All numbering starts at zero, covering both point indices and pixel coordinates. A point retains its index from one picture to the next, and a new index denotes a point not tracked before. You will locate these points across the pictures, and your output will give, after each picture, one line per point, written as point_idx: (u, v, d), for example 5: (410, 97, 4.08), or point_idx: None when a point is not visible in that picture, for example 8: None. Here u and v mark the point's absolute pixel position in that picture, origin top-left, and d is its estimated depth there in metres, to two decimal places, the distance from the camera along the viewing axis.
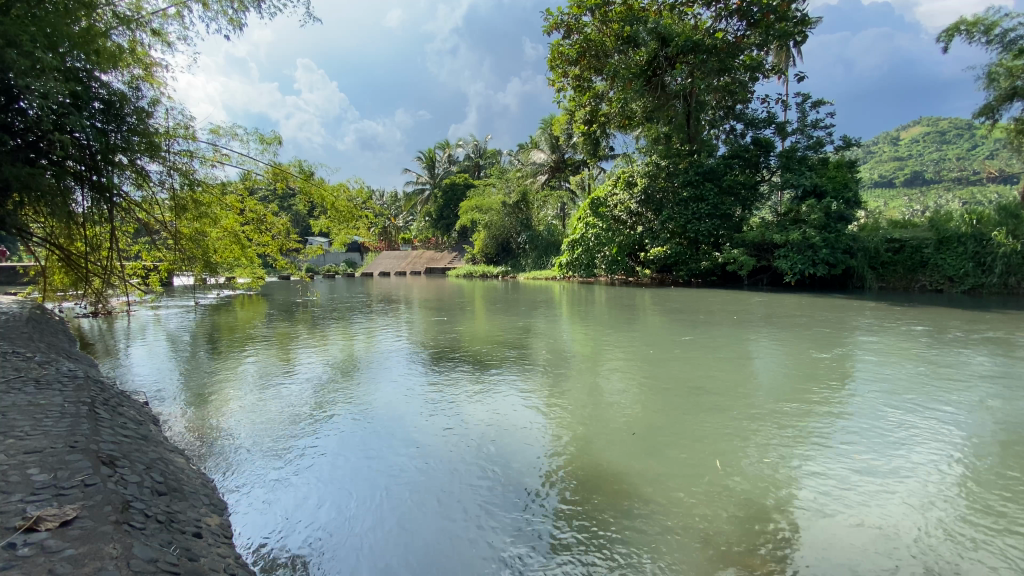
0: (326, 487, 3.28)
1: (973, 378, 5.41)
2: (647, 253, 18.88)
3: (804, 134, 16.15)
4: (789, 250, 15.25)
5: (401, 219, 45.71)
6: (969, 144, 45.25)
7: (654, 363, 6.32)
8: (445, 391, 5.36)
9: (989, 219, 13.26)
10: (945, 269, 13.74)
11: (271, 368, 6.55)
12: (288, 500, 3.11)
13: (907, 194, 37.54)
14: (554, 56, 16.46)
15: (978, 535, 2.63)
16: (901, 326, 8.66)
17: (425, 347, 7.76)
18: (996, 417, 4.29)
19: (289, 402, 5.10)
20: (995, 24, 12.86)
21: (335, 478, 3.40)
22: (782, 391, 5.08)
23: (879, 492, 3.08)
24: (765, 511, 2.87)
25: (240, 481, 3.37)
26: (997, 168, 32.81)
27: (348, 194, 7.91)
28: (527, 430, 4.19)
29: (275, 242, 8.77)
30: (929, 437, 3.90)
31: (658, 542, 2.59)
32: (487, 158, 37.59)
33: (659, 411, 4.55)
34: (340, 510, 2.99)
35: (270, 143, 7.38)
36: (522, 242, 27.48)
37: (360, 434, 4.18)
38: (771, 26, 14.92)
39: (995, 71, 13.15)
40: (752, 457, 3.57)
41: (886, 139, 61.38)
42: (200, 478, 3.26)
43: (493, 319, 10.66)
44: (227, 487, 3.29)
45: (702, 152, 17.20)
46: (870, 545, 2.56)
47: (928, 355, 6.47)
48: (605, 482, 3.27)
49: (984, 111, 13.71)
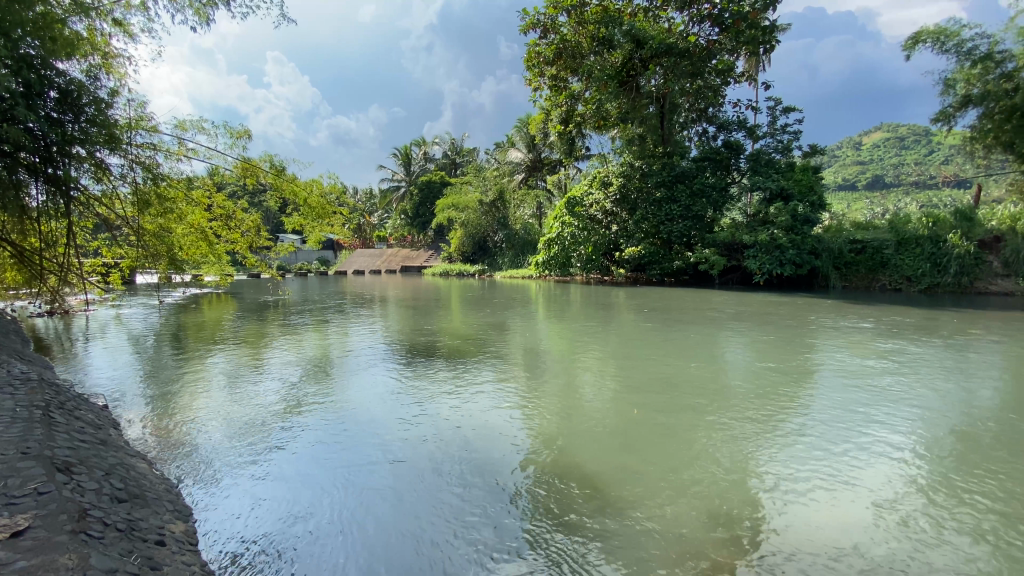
0: (305, 489, 3.20)
1: (929, 372, 5.71)
2: (621, 253, 19.13)
3: (773, 137, 16.66)
4: (757, 250, 15.65)
5: (375, 217, 45.18)
6: (927, 149, 47.53)
7: (630, 361, 6.38)
8: (420, 390, 5.31)
9: (945, 222, 13.90)
10: (905, 269, 14.34)
11: (240, 369, 6.33)
12: (263, 501, 3.06)
13: (870, 195, 39.03)
14: (531, 56, 16.45)
15: (934, 524, 2.75)
16: (863, 324, 9.00)
17: (399, 346, 7.69)
18: (949, 411, 4.48)
19: (260, 404, 4.94)
20: (956, 32, 13.39)
21: (312, 481, 3.31)
22: (752, 386, 5.25)
23: (855, 487, 3.16)
24: (738, 505, 2.94)
25: (209, 483, 3.28)
26: (953, 173, 34.72)
27: (321, 190, 7.80)
28: (502, 428, 4.18)
29: (244, 239, 8.47)
30: (888, 429, 4.07)
31: (628, 538, 2.61)
32: (464, 156, 37.51)
33: (634, 408, 4.61)
34: (318, 512, 2.91)
35: (240, 137, 7.23)
36: (498, 240, 27.40)
37: (332, 435, 4.09)
38: (741, 33, 15.04)
39: (954, 78, 13.74)
40: (723, 452, 3.65)
41: (850, 143, 63.58)
42: (162, 483, 3.13)
43: (468, 317, 10.61)
44: (196, 490, 3.18)
45: (674, 154, 17.74)
46: (840, 539, 2.62)
47: (884, 351, 6.81)
48: (578, 478, 3.29)
49: (941, 117, 14.35)
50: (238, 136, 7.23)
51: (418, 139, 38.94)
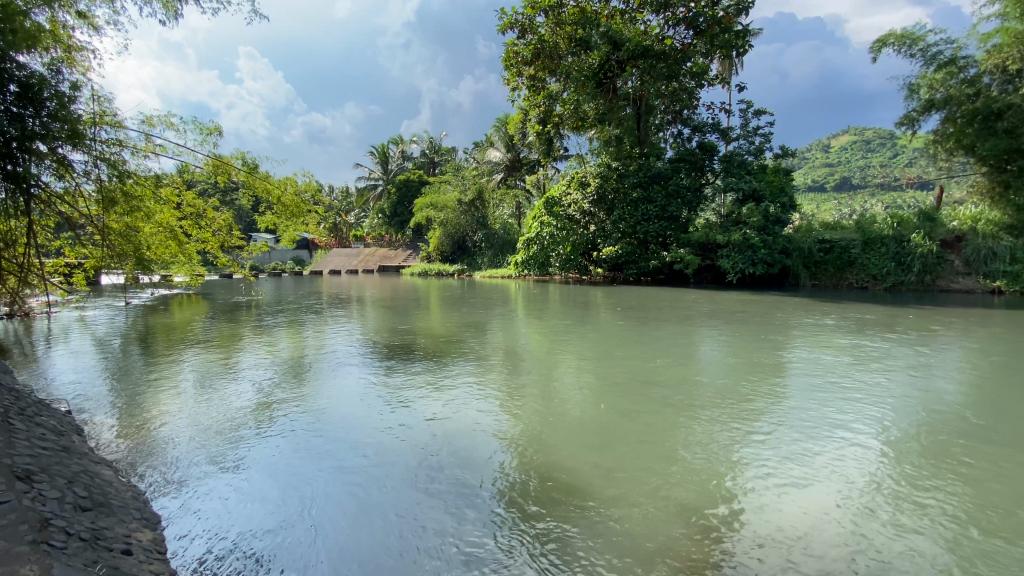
0: (280, 493, 3.14)
1: (894, 368, 5.92)
2: (599, 252, 19.29)
3: (746, 139, 17.07)
4: (730, 250, 15.99)
5: (352, 216, 44.60)
6: (891, 152, 49.31)
7: (607, 359, 6.46)
8: (399, 391, 5.27)
9: (909, 222, 14.48)
10: (870, 267, 14.84)
11: (212, 372, 6.16)
12: (237, 505, 2.99)
13: (838, 196, 40.28)
14: (509, 55, 16.52)
15: (901, 515, 2.85)
16: (832, 321, 9.29)
17: (377, 346, 7.60)
18: (913, 405, 4.65)
19: (232, 407, 4.82)
20: (920, 37, 13.93)
21: (287, 484, 3.24)
22: (726, 383, 5.37)
23: (827, 481, 3.26)
24: (714, 501, 2.99)
25: (179, 488, 3.18)
26: (916, 175, 36.09)
27: (296, 188, 7.66)
28: (482, 428, 4.18)
29: (215, 238, 8.17)
30: (856, 424, 4.21)
31: (609, 536, 2.64)
32: (442, 155, 37.33)
33: (612, 406, 4.67)
34: (294, 516, 2.86)
35: (210, 134, 7.04)
36: (478, 240, 27.29)
37: (308, 438, 4.01)
38: (716, 37, 15.41)
39: (918, 82, 14.31)
40: (699, 448, 3.73)
41: (819, 145, 65.52)
42: (128, 490, 3.03)
43: (447, 317, 10.56)
44: (165, 496, 3.08)
45: (650, 155, 17.98)
46: (814, 532, 2.69)
47: (851, 347, 7.03)
48: (557, 477, 3.31)
49: (905, 121, 14.91)
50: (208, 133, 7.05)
51: (395, 137, 38.59)
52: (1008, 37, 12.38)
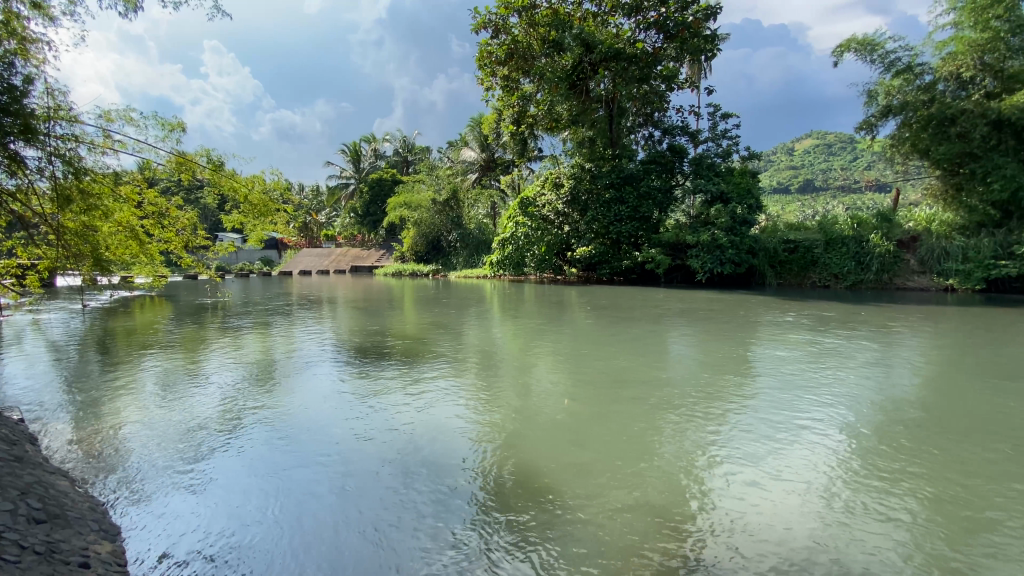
0: (248, 499, 3.08)
1: (855, 364, 6.15)
2: (573, 252, 19.43)
3: (714, 142, 17.51)
4: (699, 250, 16.36)
5: (323, 216, 43.77)
6: (851, 156, 51.34)
7: (581, 358, 6.53)
8: (372, 392, 5.21)
9: (868, 223, 15.25)
10: (832, 267, 15.39)
11: (176, 376, 5.97)
12: (204, 512, 2.93)
13: (802, 198, 41.64)
14: (482, 55, 16.78)
15: (863, 507, 2.97)
16: (796, 319, 9.60)
17: (349, 348, 7.49)
18: (874, 401, 4.85)
19: (198, 412, 4.69)
20: (879, 44, 14.56)
21: (255, 490, 3.18)
22: (697, 381, 5.51)
23: (792, 475, 3.37)
24: (687, 497, 3.07)
25: (140, 497, 3.09)
26: (874, 179, 37.66)
27: (264, 186, 7.49)
28: (457, 428, 4.18)
29: (179, 238, 7.90)
30: (820, 419, 4.37)
31: (584, 534, 2.68)
32: (416, 154, 37.02)
33: (586, 404, 4.73)
34: (263, 523, 2.82)
35: (173, 130, 6.82)
36: (452, 240, 27.08)
37: (277, 442, 3.94)
38: (686, 41, 15.83)
39: (876, 89, 14.97)
40: (672, 446, 3.81)
41: (783, 148, 67.73)
42: (85, 501, 2.92)
43: (421, 317, 10.48)
44: (125, 506, 2.99)
45: (622, 157, 18.23)
46: (781, 525, 2.79)
47: (815, 344, 7.28)
48: (532, 476, 3.34)
49: (865, 126, 15.56)
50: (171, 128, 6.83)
51: (367, 135, 38.11)
52: (963, 45, 13.10)
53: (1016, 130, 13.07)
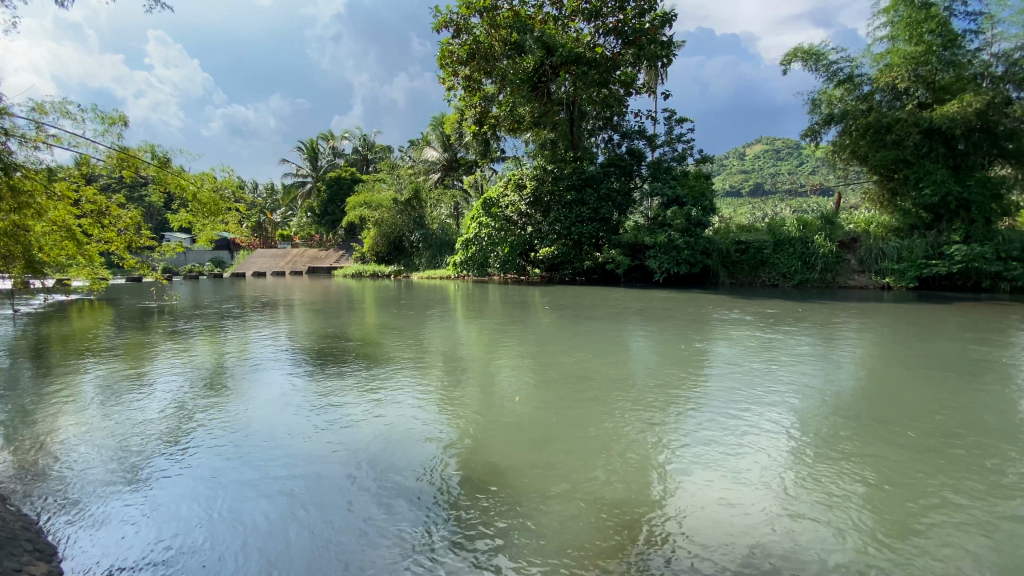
0: (199, 510, 3.01)
1: (801, 360, 6.53)
2: (536, 253, 19.58)
3: (670, 146, 18.12)
4: (657, 250, 16.84)
5: (278, 215, 42.39)
6: (797, 161, 54.07)
7: (545, 358, 6.64)
8: (330, 396, 5.15)
9: (813, 225, 16.04)
10: (781, 266, 16.18)
11: (119, 384, 5.69)
12: (151, 526, 2.85)
13: (752, 201, 43.52)
14: (444, 54, 16.75)
15: (809, 495, 3.19)
16: (748, 317, 10.06)
17: (308, 351, 7.32)
18: (818, 394, 5.17)
19: (144, 421, 4.50)
20: (823, 55, 15.45)
21: (208, 500, 3.12)
22: (656, 378, 5.72)
23: (745, 467, 3.57)
24: (648, 492, 3.20)
25: (79, 513, 2.97)
26: (818, 183, 39.80)
27: (214, 184, 7.23)
28: (418, 430, 4.20)
29: (121, 238, 7.34)
30: (771, 413, 4.62)
31: (548, 531, 2.76)
32: (376, 152, 36.42)
33: (550, 404, 4.82)
34: (213, 534, 2.78)
35: (114, 123, 6.49)
36: (414, 240, 26.77)
37: (230, 450, 3.85)
38: (644, 47, 16.29)
39: (820, 98, 15.89)
40: (633, 442, 3.95)
41: (734, 154, 70.59)
42: (18, 520, 2.79)
43: (383, 319, 10.36)
44: (64, 523, 2.88)
45: (583, 159, 18.58)
46: (734, 515, 2.96)
47: (766, 341, 7.66)
48: (498, 477, 3.40)
49: (809, 133, 16.46)
50: (112, 121, 6.50)
51: (325, 133, 37.21)
52: (899, 57, 14.14)
53: (946, 138, 14.15)
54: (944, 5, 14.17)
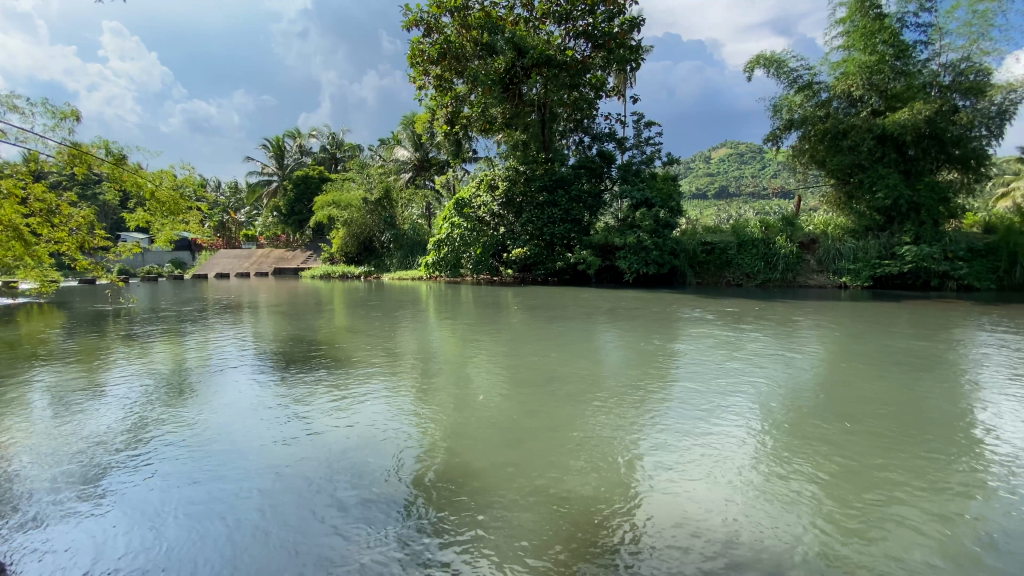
0: (156, 521, 2.97)
1: (763, 357, 6.80)
2: (508, 253, 19.64)
3: (639, 149, 18.52)
4: (627, 251, 17.17)
5: (242, 214, 41.15)
6: (760, 164, 55.97)
7: (517, 358, 6.71)
8: (297, 400, 5.09)
9: (774, 226, 16.80)
10: (744, 266, 16.74)
11: (71, 391, 5.46)
12: (108, 541, 2.78)
13: (717, 203, 44.77)
14: (414, 53, 16.65)
15: (770, 487, 3.35)
16: (714, 316, 10.40)
17: (276, 355, 7.18)
18: (779, 390, 5.41)
19: (99, 430, 4.36)
20: (783, 63, 16.11)
21: (165, 510, 3.07)
22: (626, 376, 5.87)
23: (710, 461, 3.72)
24: (619, 489, 3.30)
25: (27, 527, 2.90)
26: (779, 187, 41.29)
27: (173, 182, 7.05)
28: (387, 433, 4.20)
29: (73, 238, 7.05)
30: (735, 409, 4.81)
31: (522, 530, 2.82)
32: (345, 151, 35.82)
33: (523, 404, 4.89)
34: (171, 545, 2.74)
35: (65, 117, 6.29)
36: (385, 240, 26.46)
37: (191, 458, 3.77)
38: (613, 51, 16.61)
39: (781, 104, 16.56)
40: (604, 440, 4.05)
41: (701, 157, 72.48)
42: None
43: (354, 321, 10.24)
44: (11, 537, 2.80)
45: (554, 161, 18.81)
46: (699, 508, 3.09)
47: (730, 339, 7.95)
48: (471, 478, 3.45)
49: (771, 137, 17.11)
50: (62, 115, 6.29)
51: (291, 131, 36.38)
52: (853, 66, 14.89)
53: (897, 144, 14.98)
54: (897, 17, 14.98)
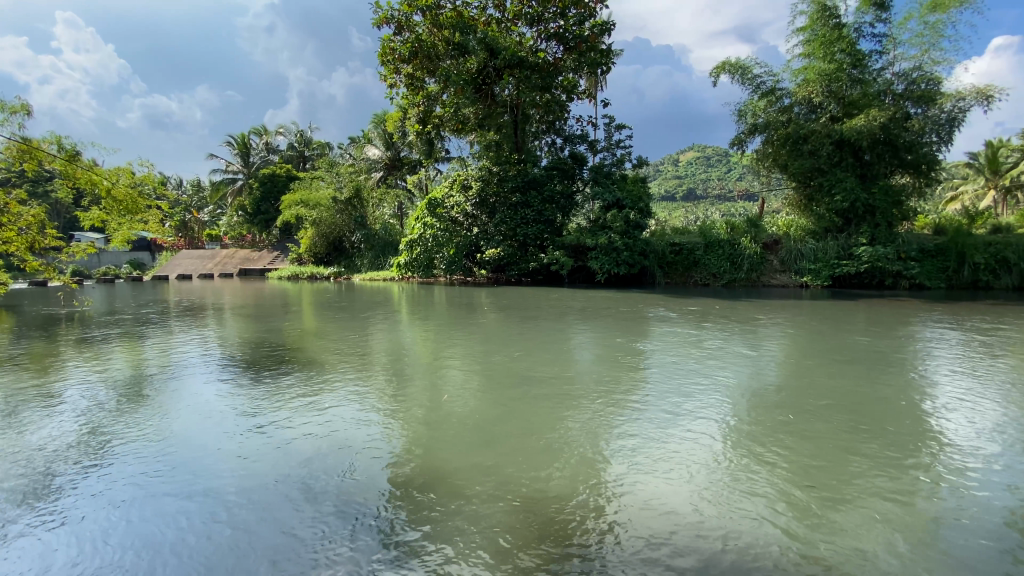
0: (118, 538, 2.94)
1: (728, 356, 7.07)
2: (481, 254, 19.67)
3: (610, 152, 18.89)
4: (599, 252, 17.45)
5: (205, 213, 39.84)
6: (726, 166, 57.66)
7: (491, 360, 6.78)
8: (264, 407, 5.02)
9: (740, 227, 17.50)
10: (711, 267, 17.26)
11: (22, 402, 5.24)
12: (67, 564, 2.73)
13: (686, 204, 45.87)
14: (385, 51, 16.57)
15: (734, 486, 3.52)
16: (682, 315, 10.71)
17: (243, 359, 7.04)
18: (742, 388, 5.64)
19: (53, 444, 4.21)
20: (746, 69, 16.71)
21: (127, 526, 3.04)
22: (598, 377, 6.01)
23: (677, 462, 3.87)
24: (590, 492, 3.41)
25: None
26: (744, 189, 42.67)
27: (130, 179, 6.89)
28: (358, 439, 4.22)
29: (22, 238, 6.74)
30: (702, 409, 5.00)
31: (497, 536, 2.90)
32: (314, 149, 35.15)
33: (497, 407, 4.96)
34: (135, 563, 2.72)
35: (13, 112, 6.16)
36: (356, 240, 26.11)
37: (153, 471, 3.70)
38: (584, 54, 16.86)
39: (745, 109, 17.16)
40: (576, 442, 4.16)
41: (669, 159, 74.15)
42: None
43: (325, 323, 10.11)
44: None
45: (527, 162, 19.00)
46: (666, 509, 3.23)
47: (697, 338, 8.22)
48: (446, 485, 3.50)
49: (737, 141, 17.72)
50: (11, 110, 6.15)
51: (257, 128, 35.49)
52: (813, 74, 15.58)
53: (853, 149, 15.72)
54: (853, 28, 15.76)
